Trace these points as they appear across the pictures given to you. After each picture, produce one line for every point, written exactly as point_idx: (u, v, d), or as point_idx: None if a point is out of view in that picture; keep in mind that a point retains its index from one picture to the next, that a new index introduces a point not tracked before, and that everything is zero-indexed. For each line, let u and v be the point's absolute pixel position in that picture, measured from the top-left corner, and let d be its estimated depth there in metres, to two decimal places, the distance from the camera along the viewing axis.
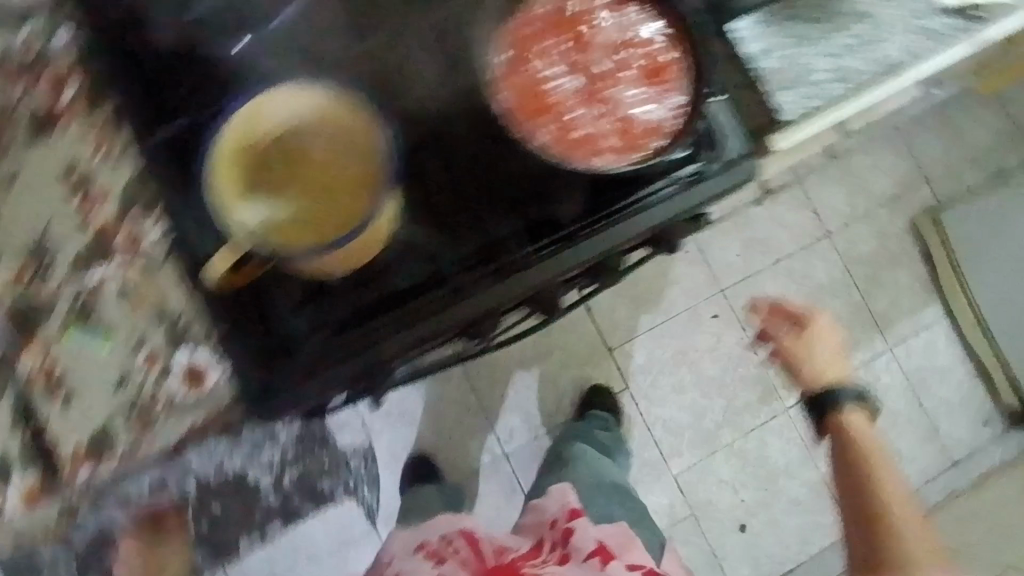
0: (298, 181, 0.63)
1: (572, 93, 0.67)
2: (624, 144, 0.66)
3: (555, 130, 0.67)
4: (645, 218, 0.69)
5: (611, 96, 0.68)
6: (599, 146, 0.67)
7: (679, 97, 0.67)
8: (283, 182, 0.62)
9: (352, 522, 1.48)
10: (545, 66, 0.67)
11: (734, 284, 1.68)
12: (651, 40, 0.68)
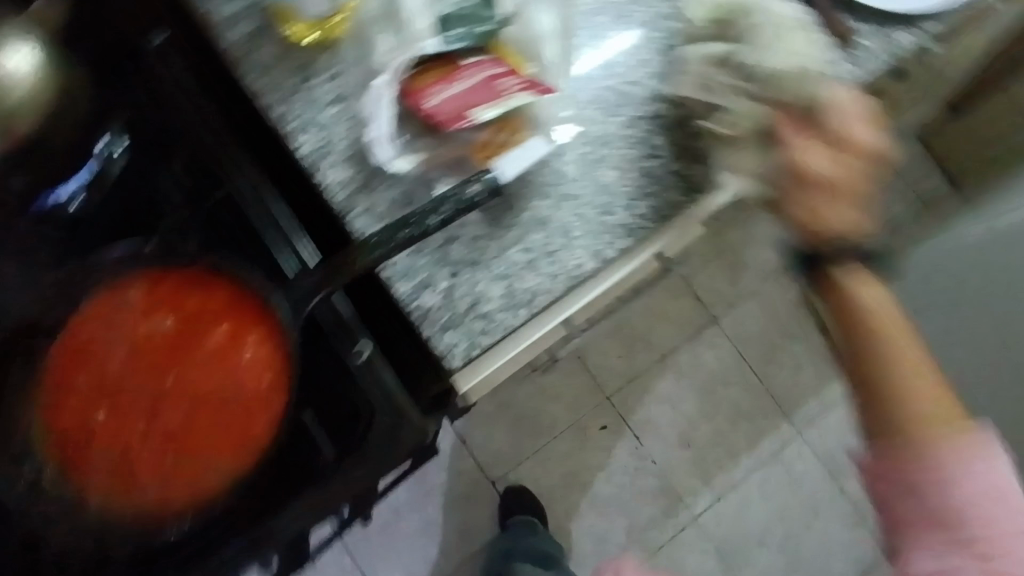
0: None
1: (130, 427, 0.54)
2: (204, 482, 0.54)
3: (112, 481, 0.53)
4: (335, 474, 0.60)
5: (185, 422, 0.55)
6: (171, 487, 0.54)
7: (274, 414, 0.55)
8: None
9: None
10: (91, 395, 0.54)
11: (621, 388, 1.56)
12: (240, 352, 0.55)
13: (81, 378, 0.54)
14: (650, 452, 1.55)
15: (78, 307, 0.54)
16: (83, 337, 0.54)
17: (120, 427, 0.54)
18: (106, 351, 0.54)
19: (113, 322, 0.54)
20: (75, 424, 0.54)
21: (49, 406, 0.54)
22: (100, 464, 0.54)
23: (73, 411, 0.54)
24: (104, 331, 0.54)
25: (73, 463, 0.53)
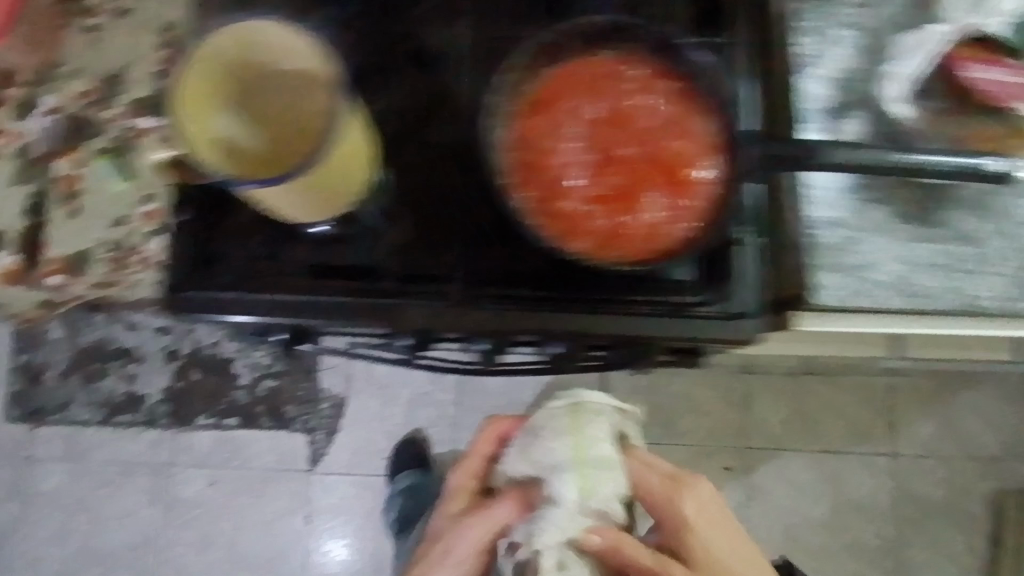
0: (259, 119, 0.55)
1: (582, 163, 0.56)
2: (609, 243, 0.56)
3: (547, 191, 0.56)
4: (624, 319, 0.67)
5: (620, 186, 0.56)
6: (585, 227, 0.56)
7: (690, 222, 0.57)
8: (247, 111, 0.55)
9: (294, 457, 1.54)
10: (566, 123, 0.57)
11: (766, 452, 1.53)
12: (694, 160, 0.57)
13: (569, 103, 0.57)
14: (751, 521, 1.51)
15: (580, 56, 0.58)
16: (592, 74, 0.58)
17: (577, 157, 0.56)
18: (598, 97, 0.57)
19: (623, 81, 0.58)
20: (545, 132, 0.57)
21: (513, 115, 0.57)
22: (545, 174, 0.56)
23: (538, 134, 0.57)
24: (608, 82, 0.57)
25: (527, 160, 0.56)
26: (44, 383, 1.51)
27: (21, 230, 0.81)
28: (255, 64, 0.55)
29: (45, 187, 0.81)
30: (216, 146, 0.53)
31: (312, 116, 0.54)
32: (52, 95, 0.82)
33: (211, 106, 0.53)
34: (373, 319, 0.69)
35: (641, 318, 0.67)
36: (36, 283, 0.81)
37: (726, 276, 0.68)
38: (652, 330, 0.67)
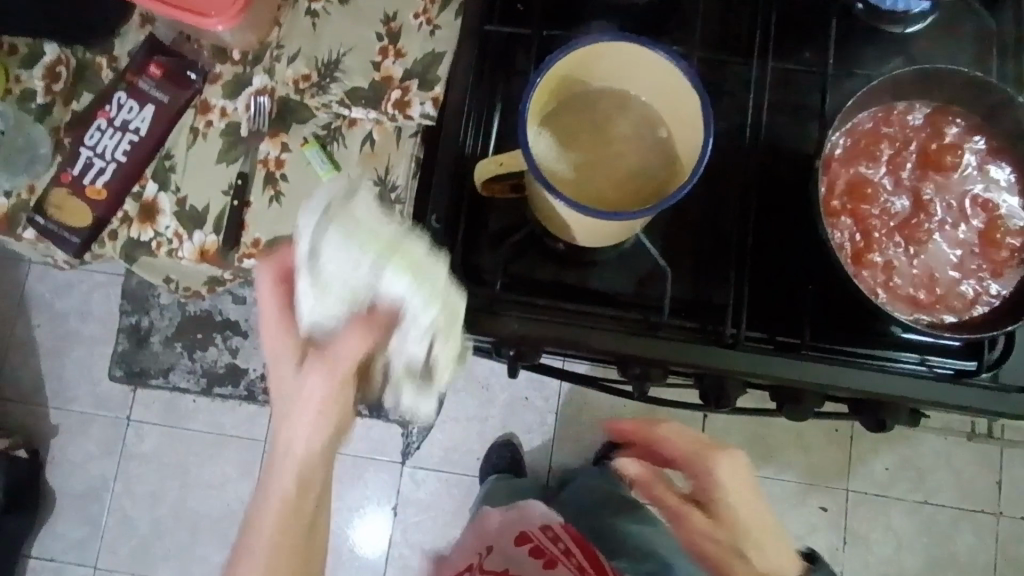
0: (573, 135, 0.53)
1: (893, 218, 0.54)
2: (917, 299, 0.53)
3: (856, 241, 0.54)
4: (882, 380, 0.58)
5: (930, 245, 0.54)
6: (891, 281, 0.53)
7: (1004, 286, 0.53)
8: (561, 125, 0.53)
9: (386, 447, 1.51)
10: (878, 174, 0.55)
11: (865, 494, 1.50)
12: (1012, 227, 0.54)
13: (882, 154, 0.55)
14: (842, 562, 1.49)
15: (889, 106, 0.56)
16: (903, 124, 0.56)
17: (887, 211, 0.55)
18: (912, 149, 0.56)
19: (942, 136, 0.56)
20: (857, 179, 0.55)
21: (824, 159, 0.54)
22: (855, 223, 0.54)
23: (845, 183, 0.55)
24: (924, 138, 0.56)
25: (837, 204, 0.55)
26: (147, 346, 1.51)
27: (223, 208, 0.81)
28: (579, 80, 0.52)
29: (252, 168, 0.81)
30: (539, 162, 0.50)
31: (629, 140, 0.53)
32: (263, 77, 0.82)
33: (535, 118, 0.51)
34: (588, 345, 0.59)
35: (901, 380, 0.58)
36: (231, 264, 0.81)
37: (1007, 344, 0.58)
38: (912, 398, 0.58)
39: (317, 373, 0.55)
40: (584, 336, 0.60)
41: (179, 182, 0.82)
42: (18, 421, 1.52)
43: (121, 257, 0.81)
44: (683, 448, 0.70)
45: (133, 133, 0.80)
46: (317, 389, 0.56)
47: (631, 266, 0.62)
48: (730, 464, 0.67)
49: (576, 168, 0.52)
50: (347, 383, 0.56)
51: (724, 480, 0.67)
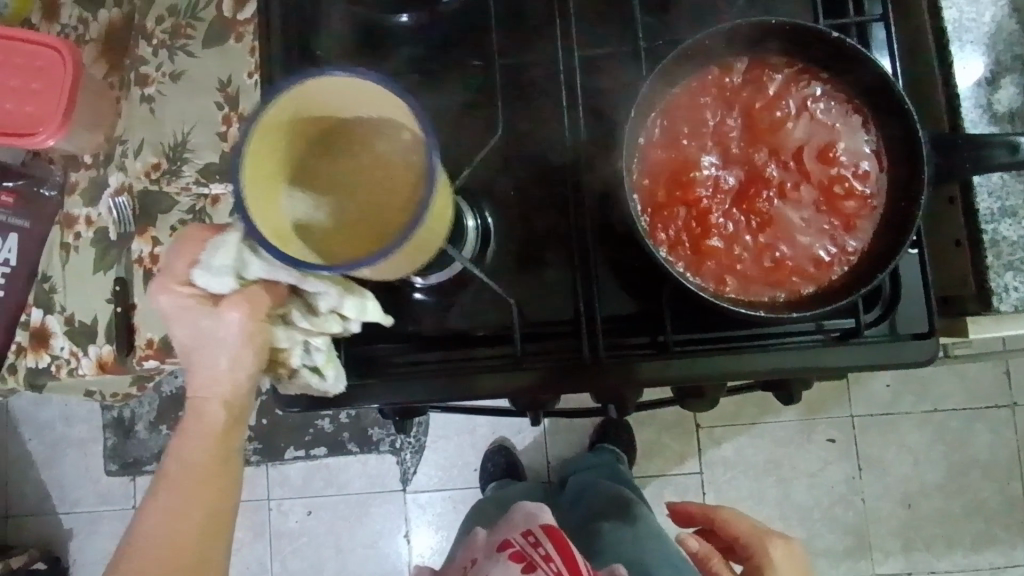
0: (328, 183, 0.48)
1: (727, 195, 0.50)
2: (770, 276, 0.49)
3: (691, 229, 0.50)
4: (767, 360, 0.55)
5: (774, 214, 0.50)
6: (737, 264, 0.49)
7: (859, 240, 0.49)
8: (309, 178, 0.48)
9: (385, 479, 1.51)
10: (704, 151, 0.51)
11: (871, 417, 1.46)
12: (856, 172, 0.50)
13: (704, 127, 0.51)
14: (862, 491, 1.45)
15: (706, 70, 0.51)
16: (726, 87, 0.51)
17: (719, 189, 0.50)
18: (735, 113, 0.51)
19: (765, 92, 0.51)
20: (681, 161, 0.50)
21: (642, 148, 0.50)
22: (687, 211, 0.50)
23: (672, 167, 0.50)
24: (746, 97, 0.51)
25: (665, 194, 0.50)
26: (135, 435, 1.53)
27: (110, 317, 0.79)
28: (302, 124, 0.47)
29: (127, 270, 0.80)
30: (296, 229, 0.46)
31: (389, 157, 0.48)
32: (115, 175, 0.80)
33: (276, 190, 0.46)
34: (460, 393, 0.57)
35: (788, 356, 0.55)
36: (131, 368, 0.79)
37: (890, 292, 0.55)
38: (802, 372, 0.55)
39: (203, 346, 0.48)
40: (455, 385, 0.57)
41: (64, 301, 0.81)
42: (35, 534, 1.56)
43: (26, 387, 0.81)
44: (742, 533, 0.69)
45: (3, 266, 0.81)
46: (195, 406, 0.49)
47: (500, 297, 0.59)
48: (787, 550, 0.67)
49: (351, 218, 0.47)
50: (227, 396, 0.49)
51: (781, 564, 0.66)
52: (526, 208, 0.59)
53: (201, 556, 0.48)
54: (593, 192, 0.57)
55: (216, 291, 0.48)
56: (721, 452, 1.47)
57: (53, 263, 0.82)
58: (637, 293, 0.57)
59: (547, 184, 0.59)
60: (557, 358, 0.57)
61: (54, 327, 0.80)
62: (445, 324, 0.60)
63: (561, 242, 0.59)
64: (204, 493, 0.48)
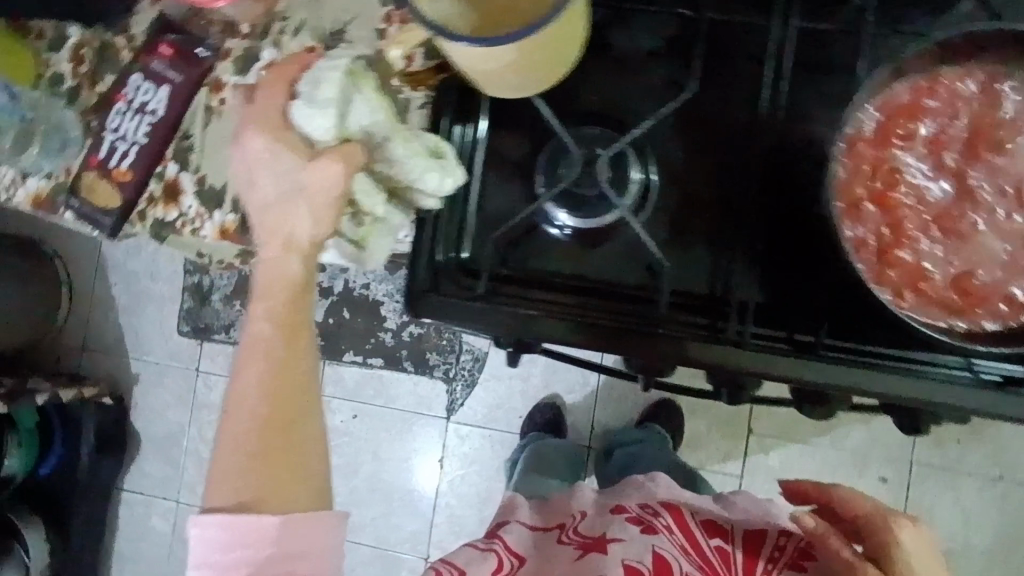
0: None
1: (929, 208, 0.47)
2: (953, 303, 0.46)
3: (882, 236, 0.47)
4: (910, 387, 0.52)
5: (974, 238, 0.46)
6: (922, 280, 0.46)
7: None
8: None
9: (431, 403, 1.55)
10: (915, 159, 0.47)
11: (932, 467, 1.40)
12: None
13: (920, 132, 0.47)
14: None
15: (940, 68, 0.47)
16: (957, 91, 0.47)
17: (921, 201, 0.47)
18: (961, 121, 0.47)
19: (1000, 109, 0.46)
20: (886, 163, 0.47)
21: (852, 136, 0.47)
22: (881, 216, 0.47)
23: (879, 164, 0.47)
24: (976, 107, 0.47)
25: (861, 192, 0.47)
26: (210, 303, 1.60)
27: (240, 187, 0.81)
28: None
29: None
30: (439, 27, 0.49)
31: None
32: (271, 50, 0.80)
33: None
34: (586, 342, 0.55)
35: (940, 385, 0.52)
36: (250, 243, 0.81)
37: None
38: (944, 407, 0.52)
39: (290, 195, 0.57)
40: (584, 333, 0.55)
41: (198, 162, 0.83)
42: (106, 371, 1.66)
43: (151, 236, 0.85)
44: (863, 512, 0.64)
45: (150, 115, 0.81)
46: (276, 269, 0.58)
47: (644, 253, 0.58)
48: (914, 535, 0.62)
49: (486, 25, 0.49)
50: (305, 245, 0.58)
51: (909, 545, 0.61)
52: (695, 166, 0.57)
53: (290, 408, 0.56)
54: (776, 169, 0.54)
55: (313, 137, 0.58)
56: (767, 463, 1.44)
57: (193, 123, 0.83)
58: (793, 280, 0.55)
59: (723, 147, 0.57)
60: (698, 334, 0.53)
61: (187, 186, 0.82)
62: (583, 270, 0.59)
63: (725, 213, 0.57)
64: (284, 352, 0.57)
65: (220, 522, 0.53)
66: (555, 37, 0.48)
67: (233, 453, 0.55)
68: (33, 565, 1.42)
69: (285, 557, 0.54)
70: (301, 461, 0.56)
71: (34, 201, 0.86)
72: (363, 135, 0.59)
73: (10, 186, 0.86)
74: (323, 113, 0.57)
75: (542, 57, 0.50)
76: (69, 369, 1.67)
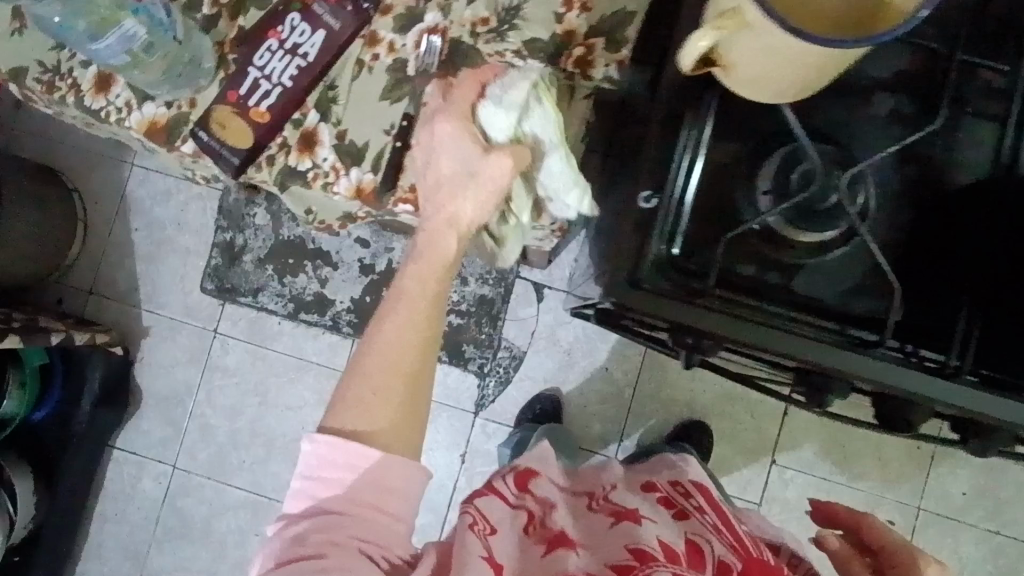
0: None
1: None
2: None
3: None
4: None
5: None
6: None
7: None
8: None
9: (460, 397, 1.52)
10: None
11: (937, 515, 1.47)
12: None
13: None
14: None
15: None
16: None
17: None
18: None
19: None
20: None
21: None
22: None
23: None
24: None
25: None
26: (241, 263, 1.53)
27: (382, 148, 0.78)
28: None
29: (416, 110, 0.78)
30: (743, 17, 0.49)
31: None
32: (437, 13, 0.78)
33: None
34: (805, 348, 0.57)
35: None
36: (385, 206, 0.79)
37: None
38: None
39: (462, 181, 0.66)
40: (806, 345, 0.58)
41: (341, 114, 0.79)
42: (114, 319, 1.56)
43: (275, 184, 0.80)
44: (889, 543, 0.64)
45: (301, 58, 0.77)
46: (433, 239, 0.65)
47: (851, 278, 0.62)
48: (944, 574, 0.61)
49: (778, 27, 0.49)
50: (463, 227, 0.66)
51: None
52: (902, 207, 0.66)
53: (414, 367, 0.61)
54: (978, 222, 0.63)
55: (490, 134, 0.67)
56: (785, 494, 1.47)
57: (342, 74, 0.79)
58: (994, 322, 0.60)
59: (931, 195, 0.66)
60: (911, 364, 0.58)
61: (326, 137, 0.79)
62: (797, 282, 0.62)
63: (925, 251, 0.65)
64: (421, 315, 0.62)
65: (325, 448, 0.58)
66: (839, 60, 0.49)
67: (352, 385, 0.60)
68: (17, 518, 1.32)
69: (372, 500, 0.58)
70: (414, 410, 0.61)
71: (150, 128, 0.80)
72: (533, 139, 0.68)
73: (124, 108, 0.81)
74: (506, 114, 0.66)
75: (814, 73, 0.50)
76: (72, 312, 1.56)
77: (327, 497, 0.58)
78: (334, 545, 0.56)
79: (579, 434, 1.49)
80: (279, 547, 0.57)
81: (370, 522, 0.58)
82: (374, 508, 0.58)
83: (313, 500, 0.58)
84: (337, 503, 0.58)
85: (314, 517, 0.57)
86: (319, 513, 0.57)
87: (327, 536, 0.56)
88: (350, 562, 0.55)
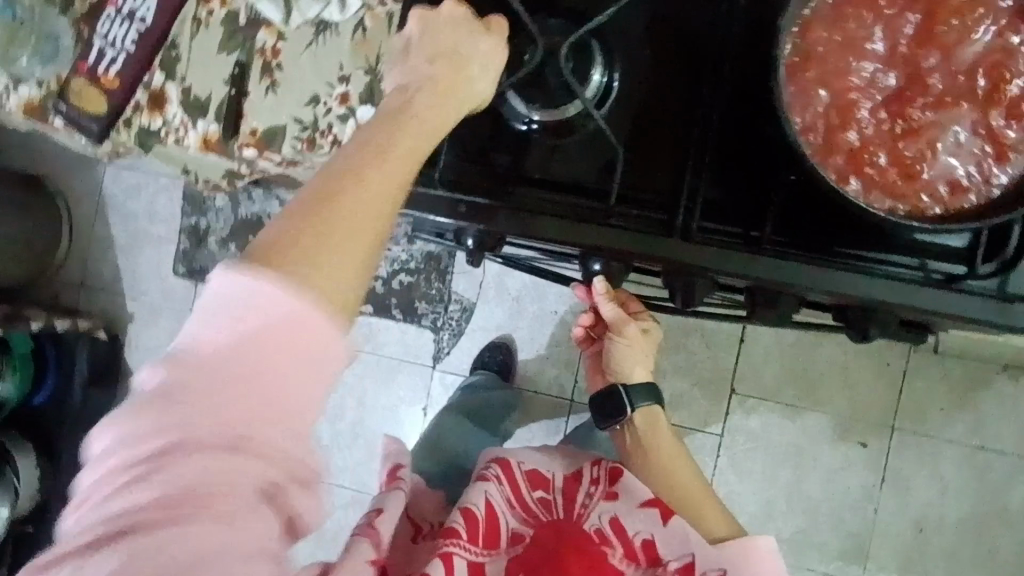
0: None
1: (881, 93, 0.47)
2: (895, 187, 0.47)
3: (830, 119, 0.47)
4: (857, 284, 0.54)
5: (920, 124, 0.46)
6: (867, 165, 0.47)
7: (1007, 174, 0.46)
8: None
9: (418, 352, 1.51)
10: (882, 50, 0.47)
11: (911, 435, 1.27)
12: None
13: (877, 16, 0.47)
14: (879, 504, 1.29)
15: None
16: None
17: (873, 87, 0.47)
18: (913, 16, 0.46)
19: None
20: (841, 43, 0.47)
21: (804, 21, 0.47)
22: (831, 99, 0.47)
23: (840, 51, 0.47)
24: None
25: (813, 77, 0.47)
26: (205, 244, 1.57)
27: (223, 98, 0.82)
28: None
29: (248, 56, 0.82)
30: None
31: None
32: None
33: None
34: (514, 222, 0.57)
35: (884, 287, 0.53)
36: (232, 153, 0.83)
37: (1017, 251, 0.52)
38: (895, 304, 0.53)
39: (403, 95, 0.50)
40: (544, 226, 0.57)
41: (185, 72, 0.83)
42: (101, 308, 1.64)
43: (136, 144, 0.87)
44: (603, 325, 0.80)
45: (139, 22, 0.82)
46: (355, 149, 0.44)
47: (592, 153, 0.58)
48: (629, 341, 0.80)
49: None
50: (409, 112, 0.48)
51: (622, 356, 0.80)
52: (650, 48, 0.57)
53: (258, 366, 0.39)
54: (729, 45, 0.54)
55: (270, 18, 0.80)
56: (748, 423, 1.32)
57: (183, 33, 0.84)
58: (741, 170, 0.56)
59: (687, 29, 0.57)
60: (655, 234, 0.55)
61: (173, 95, 0.84)
62: (522, 139, 0.59)
63: (678, 94, 0.57)
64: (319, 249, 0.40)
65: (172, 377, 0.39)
66: None
67: (279, 223, 0.40)
68: (20, 490, 1.41)
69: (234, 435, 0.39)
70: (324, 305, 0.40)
71: (27, 109, 0.87)
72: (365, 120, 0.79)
73: (1, 92, 0.87)
74: (337, 94, 0.80)
75: None
76: (66, 305, 1.65)
77: (208, 384, 0.39)
78: (199, 503, 0.38)
79: (533, 378, 1.47)
80: (107, 494, 0.38)
81: (254, 459, 0.39)
82: (252, 422, 0.39)
83: (183, 392, 0.39)
84: (220, 384, 0.39)
85: (182, 435, 0.38)
86: (187, 428, 0.38)
87: (184, 493, 0.38)
88: (203, 552, 0.37)
